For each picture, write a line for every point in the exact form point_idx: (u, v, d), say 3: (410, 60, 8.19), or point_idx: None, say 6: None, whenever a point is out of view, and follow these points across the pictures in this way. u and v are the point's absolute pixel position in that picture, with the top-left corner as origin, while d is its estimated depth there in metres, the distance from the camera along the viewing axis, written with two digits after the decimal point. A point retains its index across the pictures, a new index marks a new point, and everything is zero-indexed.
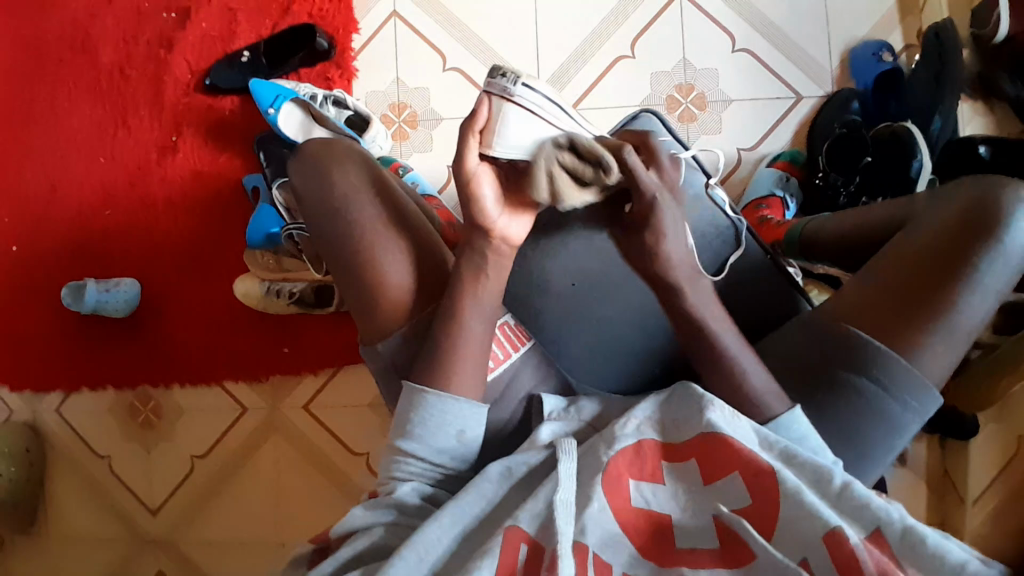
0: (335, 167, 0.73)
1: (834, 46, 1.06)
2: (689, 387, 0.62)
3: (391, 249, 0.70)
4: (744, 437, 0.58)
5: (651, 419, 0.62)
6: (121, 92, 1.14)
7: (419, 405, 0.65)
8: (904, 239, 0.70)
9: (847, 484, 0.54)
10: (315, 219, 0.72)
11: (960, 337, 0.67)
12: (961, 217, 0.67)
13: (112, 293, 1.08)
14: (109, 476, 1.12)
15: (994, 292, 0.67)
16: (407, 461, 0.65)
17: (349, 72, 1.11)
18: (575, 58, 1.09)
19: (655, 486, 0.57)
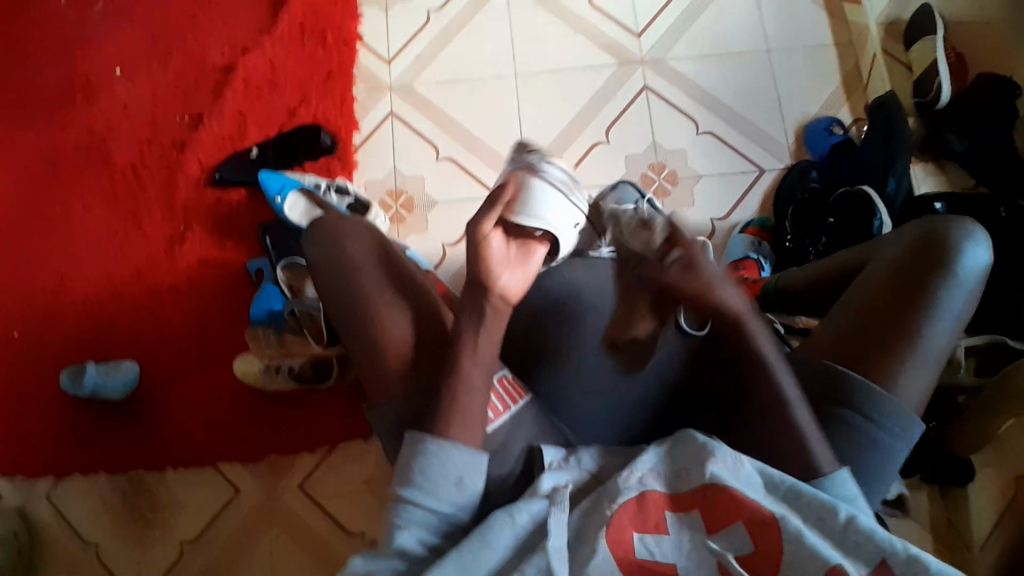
0: (346, 238, 0.79)
1: (788, 125, 1.18)
2: (692, 437, 0.64)
3: (393, 307, 0.73)
4: (747, 481, 0.61)
5: (655, 470, 0.64)
6: (135, 188, 1.22)
7: (421, 454, 0.64)
8: (867, 277, 0.77)
9: (852, 518, 0.57)
10: (328, 283, 0.76)
11: (932, 360, 0.72)
12: (914, 251, 0.75)
13: (112, 376, 1.09)
14: (97, 568, 1.06)
15: (956, 319, 0.73)
16: (408, 511, 0.63)
17: (350, 164, 1.20)
18: (556, 144, 1.20)
19: (659, 536, 0.59)
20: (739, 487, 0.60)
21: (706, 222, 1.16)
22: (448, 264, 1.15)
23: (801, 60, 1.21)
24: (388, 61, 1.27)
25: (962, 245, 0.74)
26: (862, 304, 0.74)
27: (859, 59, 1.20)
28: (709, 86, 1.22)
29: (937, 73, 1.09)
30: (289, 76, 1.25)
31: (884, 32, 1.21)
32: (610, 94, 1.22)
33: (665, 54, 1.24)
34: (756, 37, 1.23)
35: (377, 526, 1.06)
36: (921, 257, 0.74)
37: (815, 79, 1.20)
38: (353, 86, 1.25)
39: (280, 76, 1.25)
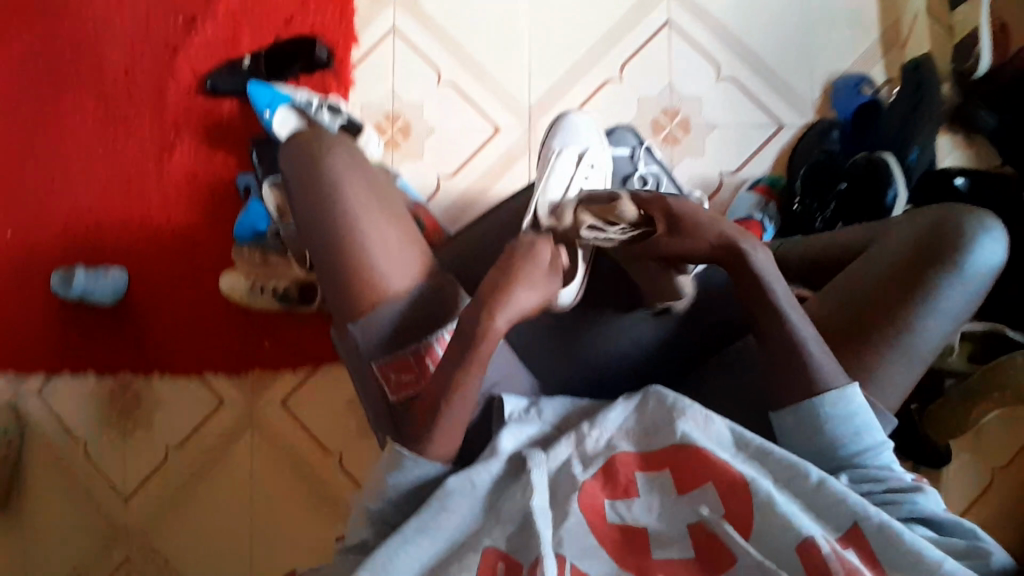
0: (325, 156, 0.73)
1: (816, 78, 1.10)
2: (664, 395, 0.66)
3: (377, 252, 0.71)
4: (717, 438, 0.64)
5: (627, 429, 0.66)
6: (127, 90, 1.17)
7: (391, 469, 0.64)
8: (872, 258, 0.75)
9: (822, 480, 0.60)
10: (305, 210, 0.73)
11: (920, 353, 0.71)
12: (925, 240, 0.73)
13: (100, 283, 1.09)
14: (84, 463, 1.11)
15: (952, 315, 0.72)
16: (364, 512, 0.67)
17: (347, 81, 1.14)
18: (565, 79, 1.13)
19: (629, 500, 0.62)
20: (709, 445, 0.62)
21: (714, 175, 1.10)
22: (442, 197, 1.11)
23: (841, 5, 1.11)
24: None
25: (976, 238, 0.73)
26: (860, 283, 0.73)
27: (903, 12, 1.10)
28: (736, 27, 1.12)
29: (980, 37, 0.98)
30: None
31: None
32: (629, 27, 1.13)
33: None
34: None
35: (355, 446, 1.11)
36: (931, 246, 0.73)
37: (853, 29, 1.10)
38: None
39: None
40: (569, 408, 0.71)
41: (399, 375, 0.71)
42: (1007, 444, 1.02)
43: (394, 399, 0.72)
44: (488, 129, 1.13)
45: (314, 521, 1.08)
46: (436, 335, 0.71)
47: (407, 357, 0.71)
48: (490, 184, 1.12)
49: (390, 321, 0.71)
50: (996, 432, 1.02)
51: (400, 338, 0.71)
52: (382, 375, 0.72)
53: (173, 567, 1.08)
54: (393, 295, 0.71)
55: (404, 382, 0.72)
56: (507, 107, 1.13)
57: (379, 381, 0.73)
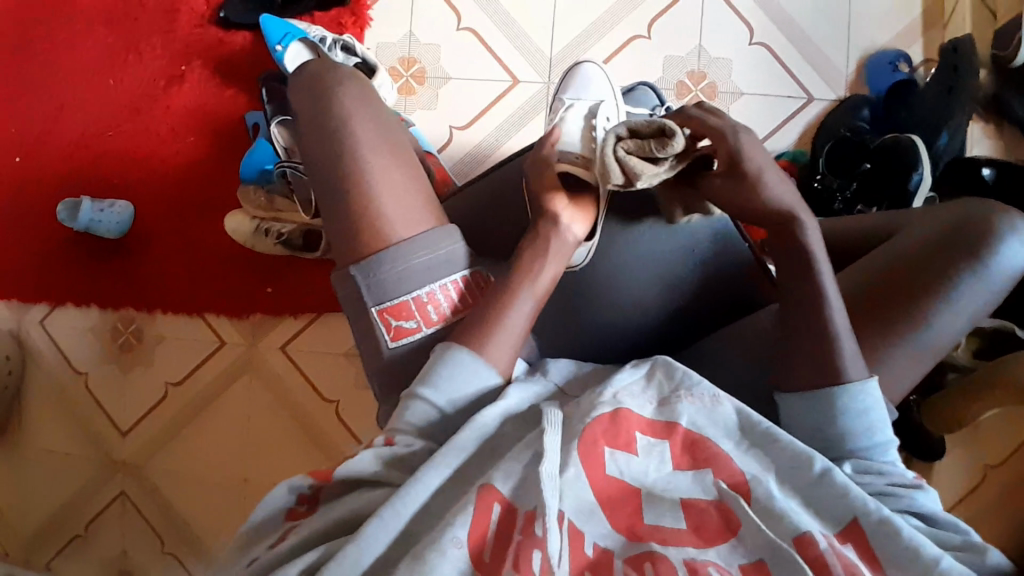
0: (337, 89, 0.74)
1: (853, 51, 1.05)
2: (672, 368, 0.61)
3: (383, 181, 0.71)
4: (722, 423, 0.58)
5: (628, 393, 0.59)
6: (136, 15, 1.14)
7: (449, 362, 0.62)
8: (890, 251, 0.73)
9: (827, 472, 0.55)
10: (312, 138, 0.73)
11: (929, 350, 0.69)
12: (947, 234, 0.70)
13: (106, 214, 1.08)
14: (84, 394, 1.13)
15: (968, 314, 0.69)
16: (420, 409, 0.61)
17: (363, 20, 1.09)
18: (589, 33, 1.08)
19: (629, 454, 0.55)
20: (712, 433, 0.57)
21: None
22: (453, 150, 1.08)
23: None
24: None
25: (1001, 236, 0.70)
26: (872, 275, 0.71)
27: None
28: None
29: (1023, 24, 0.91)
30: None
31: None
32: None
33: None
34: None
35: (353, 394, 1.12)
36: (952, 241, 0.70)
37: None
38: None
39: None
40: (572, 373, 0.69)
41: (399, 319, 0.71)
42: (1003, 440, 1.01)
43: (393, 345, 0.71)
44: (506, 80, 1.09)
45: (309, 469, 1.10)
46: (439, 282, 0.71)
47: (408, 302, 0.70)
48: (503, 140, 1.08)
49: (401, 262, 0.69)
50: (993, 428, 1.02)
51: (406, 281, 0.70)
52: (382, 320, 0.71)
53: (167, 500, 1.11)
54: (402, 237, 0.70)
55: (403, 328, 0.71)
56: (528, 59, 1.09)
57: (377, 327, 0.72)
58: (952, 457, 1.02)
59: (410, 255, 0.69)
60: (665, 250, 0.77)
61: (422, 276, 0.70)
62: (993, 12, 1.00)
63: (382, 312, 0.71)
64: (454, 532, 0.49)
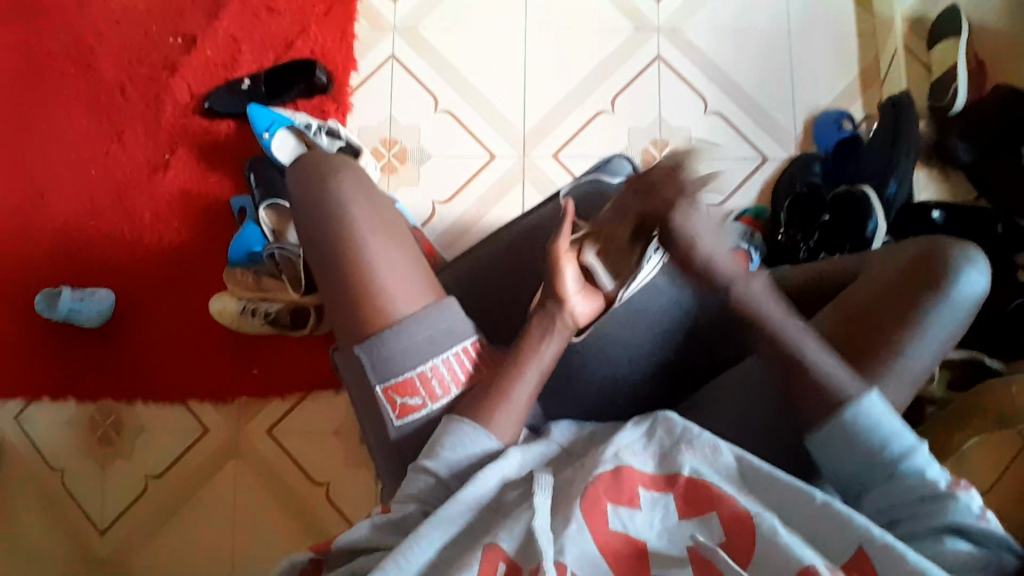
0: (332, 176, 0.76)
1: (799, 114, 1.15)
2: (670, 420, 0.64)
3: (388, 270, 0.72)
4: (722, 469, 0.61)
5: (630, 447, 0.63)
6: (120, 109, 1.17)
7: (451, 432, 0.65)
8: (860, 286, 0.76)
9: (828, 503, 0.57)
10: (311, 226, 0.75)
11: (908, 379, 0.71)
12: (910, 268, 0.74)
13: (86, 303, 1.07)
14: (62, 491, 1.07)
15: (942, 340, 0.72)
16: (422, 479, 0.64)
17: (344, 106, 1.15)
18: (559, 109, 1.16)
19: (632, 509, 0.58)
20: (715, 479, 0.60)
21: None
22: (437, 221, 1.13)
23: (824, 46, 1.17)
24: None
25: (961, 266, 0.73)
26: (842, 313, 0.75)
27: (880, 51, 1.16)
28: (723, 63, 1.17)
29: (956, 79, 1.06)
30: (288, 5, 1.19)
31: (911, 27, 1.16)
32: (621, 63, 1.17)
33: (683, 25, 1.19)
34: (778, 16, 1.18)
35: (342, 476, 1.09)
36: (916, 272, 0.73)
37: (833, 68, 1.16)
38: (354, 23, 1.19)
39: (279, 3, 1.19)
40: (576, 433, 0.71)
41: (404, 396, 0.71)
42: None
43: (399, 422, 0.71)
44: (484, 155, 1.15)
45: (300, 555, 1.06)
46: (441, 355, 0.71)
47: (413, 378, 0.70)
48: (485, 210, 1.13)
49: (402, 339, 0.69)
50: None
51: (410, 357, 0.70)
52: (386, 398, 0.71)
53: None
54: (402, 314, 0.70)
55: (409, 405, 0.71)
56: (503, 135, 1.15)
57: (383, 406, 0.72)
58: None
59: (413, 330, 0.70)
60: (649, 312, 0.80)
61: (423, 351, 0.70)
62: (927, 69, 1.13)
63: (387, 389, 0.71)
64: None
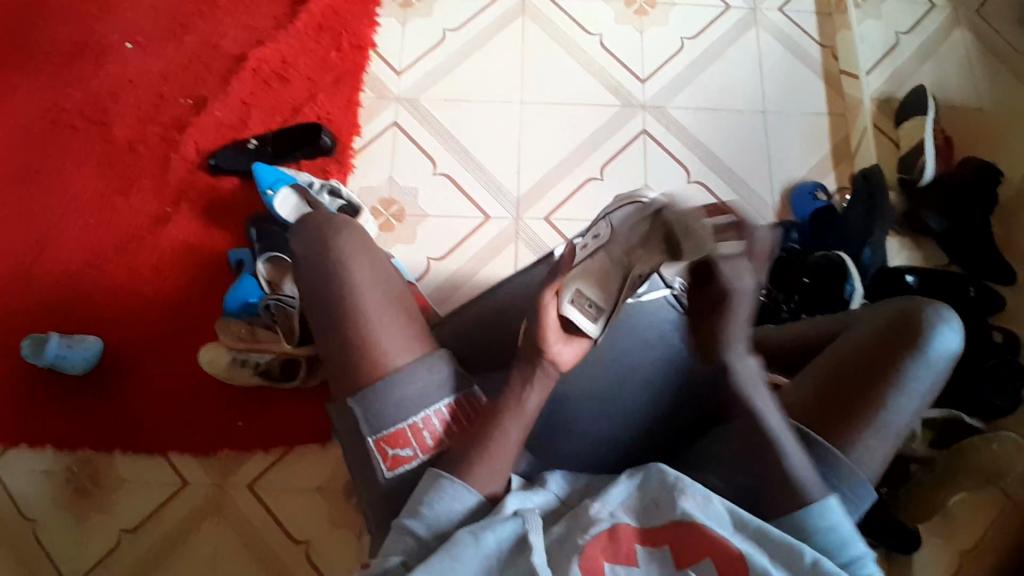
0: (334, 233, 0.79)
1: (777, 184, 1.22)
2: (664, 472, 0.64)
3: (388, 325, 0.74)
4: (716, 519, 0.62)
5: (626, 505, 0.64)
6: (127, 164, 1.21)
7: (433, 489, 0.66)
8: (842, 341, 0.79)
9: (817, 561, 0.59)
10: (313, 279, 0.77)
11: (892, 432, 0.74)
12: (887, 326, 0.78)
13: (74, 350, 1.07)
14: (31, 545, 1.03)
15: (921, 395, 0.75)
16: (404, 536, 0.64)
17: (347, 167, 1.20)
18: (551, 175, 1.22)
19: (629, 566, 0.60)
20: (707, 528, 0.61)
21: None
22: (431, 277, 1.15)
23: (797, 125, 1.26)
24: (398, 72, 1.28)
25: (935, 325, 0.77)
26: (825, 369, 0.78)
27: (850, 130, 1.25)
28: (705, 138, 1.25)
29: (923, 152, 1.13)
30: (297, 74, 1.26)
31: (879, 107, 1.25)
32: (610, 134, 1.25)
33: (667, 103, 1.27)
34: (754, 98, 1.27)
35: (322, 535, 1.05)
36: (895, 329, 0.77)
37: (806, 145, 1.24)
38: (360, 91, 1.26)
39: (289, 71, 1.26)
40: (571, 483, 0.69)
41: (396, 447, 0.71)
42: (975, 530, 1.04)
43: (390, 473, 0.71)
44: (480, 217, 1.19)
45: None
46: (435, 407, 0.71)
47: (405, 429, 0.70)
48: (479, 267, 1.17)
49: (397, 390, 0.71)
50: (966, 520, 1.04)
51: (405, 408, 0.71)
52: (378, 449, 0.71)
53: None
54: (398, 364, 0.72)
55: (400, 457, 0.71)
56: (498, 200, 1.20)
57: (373, 458, 0.71)
58: (933, 552, 1.03)
59: (406, 382, 0.71)
60: (641, 366, 0.81)
61: (417, 403, 0.71)
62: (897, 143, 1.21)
63: (379, 440, 0.71)
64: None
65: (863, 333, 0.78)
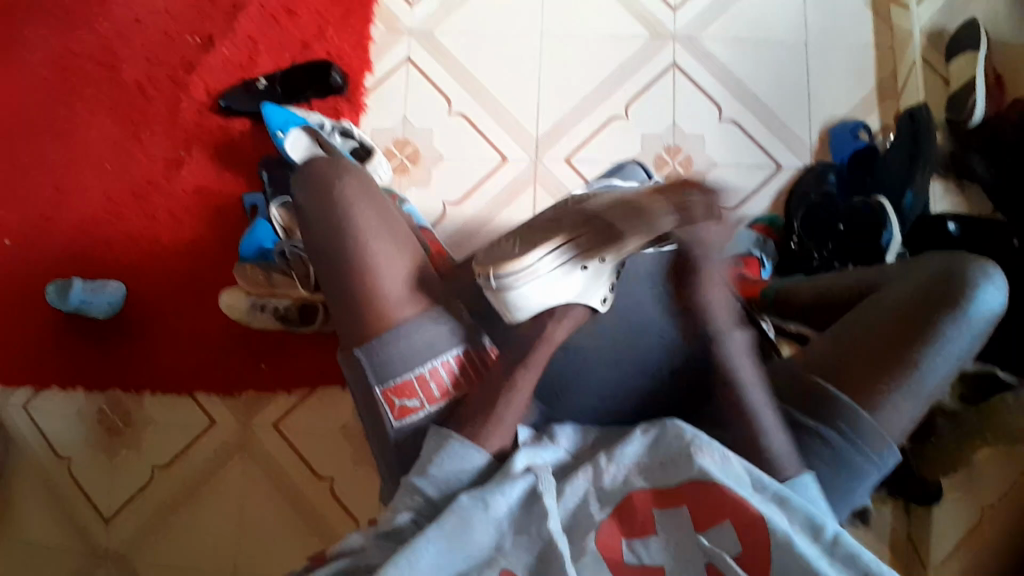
0: (335, 180, 0.75)
1: (816, 122, 1.14)
2: (678, 428, 0.63)
3: (393, 279, 0.71)
4: (735, 477, 0.60)
5: (640, 464, 0.62)
6: (140, 108, 1.19)
7: (442, 450, 0.66)
8: (875, 304, 0.74)
9: (838, 535, 0.57)
10: (315, 228, 0.74)
11: (923, 396, 0.69)
12: (929, 284, 0.72)
13: (98, 295, 1.08)
14: (67, 480, 1.08)
15: (957, 357, 0.70)
16: (412, 497, 0.65)
17: (358, 106, 1.17)
18: (572, 114, 1.16)
19: (646, 538, 0.59)
20: (729, 482, 0.59)
21: None
22: (447, 222, 1.12)
23: (840, 56, 1.16)
24: (411, 4, 1.21)
25: (980, 284, 0.71)
26: (858, 327, 0.73)
27: (898, 63, 1.15)
28: (738, 72, 1.17)
29: (973, 91, 1.06)
30: (306, 8, 1.20)
31: (927, 39, 1.16)
32: (634, 69, 1.17)
33: (699, 34, 1.18)
34: (794, 27, 1.17)
35: (346, 473, 1.08)
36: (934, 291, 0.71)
37: (849, 79, 1.15)
38: (371, 26, 1.20)
39: (298, 6, 1.20)
40: (581, 438, 0.70)
41: (403, 398, 0.70)
42: (999, 484, 1.01)
43: (397, 423, 0.70)
44: (496, 158, 1.15)
45: (299, 554, 1.05)
46: (440, 358, 0.70)
47: (412, 379, 0.70)
48: (496, 212, 1.13)
49: (403, 342, 0.69)
50: (991, 475, 1.02)
51: (410, 359, 0.69)
52: (386, 400, 0.70)
53: None
54: (403, 316, 0.70)
55: (407, 406, 0.71)
56: (516, 139, 1.16)
57: (382, 407, 0.71)
58: (954, 505, 1.01)
59: (410, 334, 0.69)
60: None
61: (423, 354, 0.70)
62: (945, 81, 1.13)
63: (386, 391, 0.70)
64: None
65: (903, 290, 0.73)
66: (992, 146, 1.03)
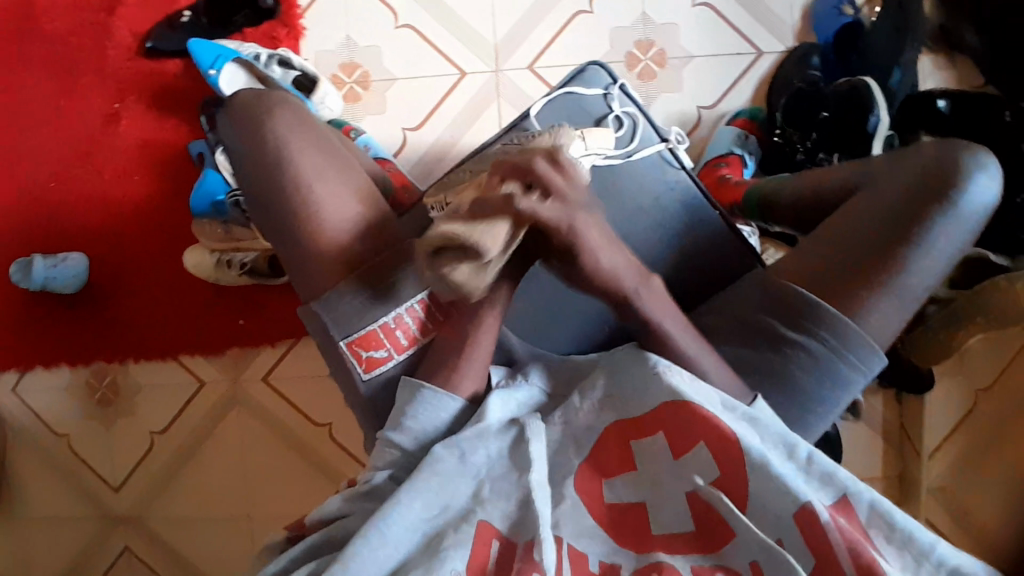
0: (262, 116, 0.67)
1: (795, 0, 1.05)
2: (643, 352, 0.57)
3: (338, 221, 0.65)
4: (706, 398, 0.55)
5: (607, 396, 0.58)
6: (59, 60, 1.08)
7: (418, 399, 0.61)
8: (863, 197, 0.66)
9: (812, 455, 0.53)
10: (248, 176, 0.67)
11: (911, 298, 0.63)
12: (918, 174, 0.64)
13: (62, 269, 1.03)
14: (71, 455, 1.10)
15: (949, 254, 0.63)
16: (388, 452, 0.60)
17: (296, 30, 1.06)
18: (531, 15, 1.06)
19: (625, 475, 0.56)
20: (700, 400, 0.54)
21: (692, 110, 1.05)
22: (409, 151, 1.05)
23: None
24: None
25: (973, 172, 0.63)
26: (843, 225, 0.65)
27: None
28: None
29: None
30: None
31: None
32: None
33: None
34: None
35: (341, 417, 1.09)
36: (924, 179, 0.63)
37: None
38: None
39: None
40: (553, 371, 0.65)
41: (369, 349, 0.65)
42: None
43: (367, 376, 0.66)
44: (454, 74, 1.06)
45: (307, 499, 1.08)
46: (405, 305, 0.65)
47: (376, 330, 0.65)
48: (460, 134, 1.06)
49: (362, 290, 0.64)
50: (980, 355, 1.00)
51: (371, 308, 0.64)
52: (352, 353, 0.65)
53: (169, 549, 1.09)
54: (360, 263, 0.65)
55: (375, 358, 0.66)
56: (473, 50, 1.06)
57: (349, 361, 0.66)
58: (943, 390, 1.02)
59: (370, 281, 0.64)
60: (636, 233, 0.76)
61: (385, 301, 0.64)
62: None
63: (351, 344, 0.65)
64: (452, 564, 0.49)
65: (889, 183, 0.65)
66: (987, 15, 0.94)
